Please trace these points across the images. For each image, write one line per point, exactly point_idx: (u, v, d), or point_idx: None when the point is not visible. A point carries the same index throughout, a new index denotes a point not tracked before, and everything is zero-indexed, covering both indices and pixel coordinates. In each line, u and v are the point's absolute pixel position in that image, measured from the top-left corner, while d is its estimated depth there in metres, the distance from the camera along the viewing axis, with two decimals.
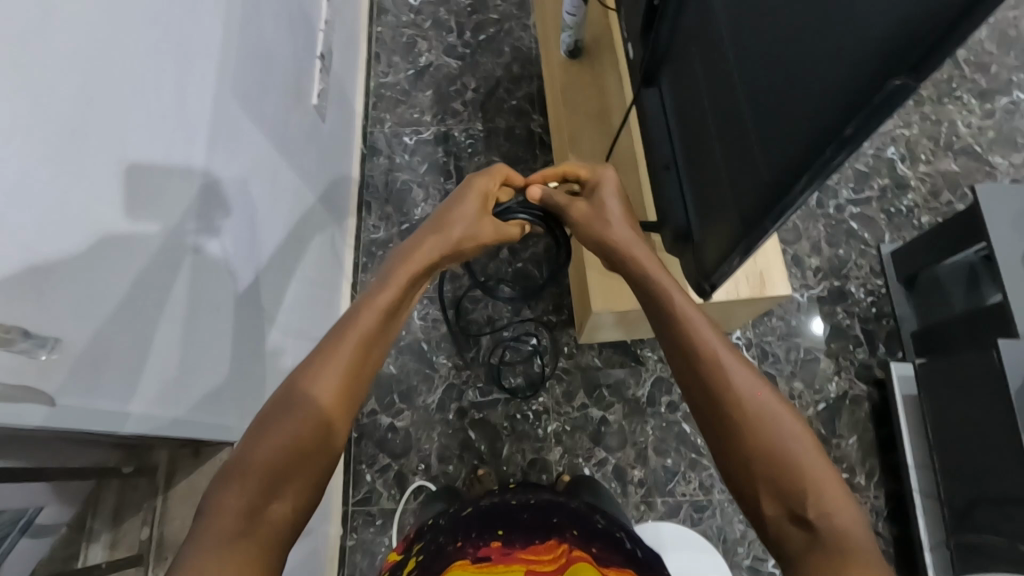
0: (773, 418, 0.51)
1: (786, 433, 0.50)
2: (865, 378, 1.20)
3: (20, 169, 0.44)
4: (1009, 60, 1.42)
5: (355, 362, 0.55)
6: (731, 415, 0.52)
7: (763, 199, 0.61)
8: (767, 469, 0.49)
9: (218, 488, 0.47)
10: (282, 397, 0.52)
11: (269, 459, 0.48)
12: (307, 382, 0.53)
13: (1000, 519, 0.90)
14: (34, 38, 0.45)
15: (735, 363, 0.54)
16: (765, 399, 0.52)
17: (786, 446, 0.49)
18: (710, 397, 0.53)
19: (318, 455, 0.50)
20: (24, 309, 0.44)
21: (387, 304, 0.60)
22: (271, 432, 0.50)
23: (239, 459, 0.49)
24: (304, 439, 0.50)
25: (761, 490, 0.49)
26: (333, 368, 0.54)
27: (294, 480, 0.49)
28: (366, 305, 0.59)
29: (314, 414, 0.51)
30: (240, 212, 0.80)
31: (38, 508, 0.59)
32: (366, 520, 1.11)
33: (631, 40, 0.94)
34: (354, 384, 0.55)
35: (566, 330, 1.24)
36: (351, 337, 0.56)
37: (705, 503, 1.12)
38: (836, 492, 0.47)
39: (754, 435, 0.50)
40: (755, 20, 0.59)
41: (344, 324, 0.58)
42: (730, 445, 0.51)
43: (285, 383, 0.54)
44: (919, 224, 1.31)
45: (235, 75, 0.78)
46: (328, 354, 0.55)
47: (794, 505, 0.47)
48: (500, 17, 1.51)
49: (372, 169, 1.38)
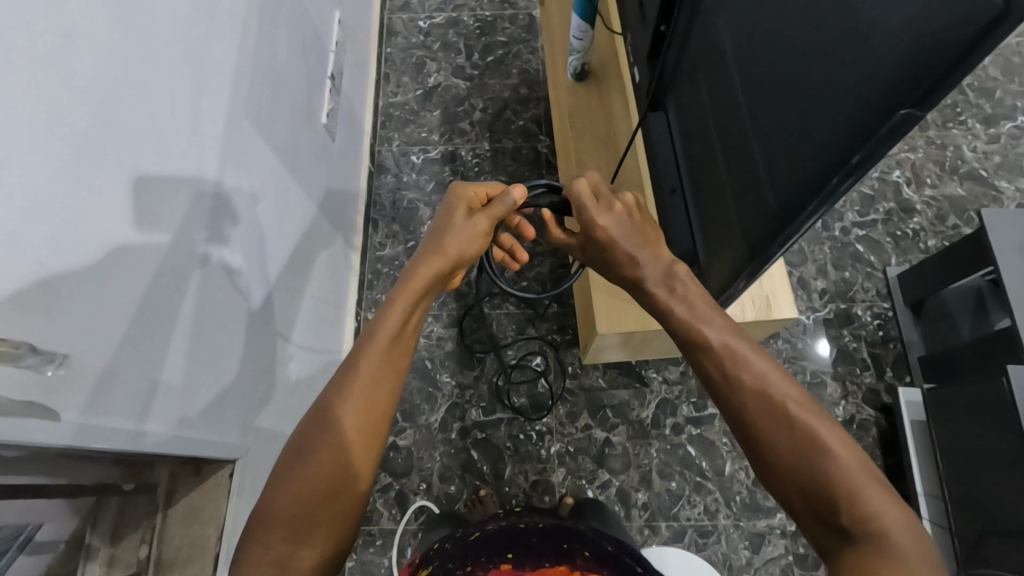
0: (813, 430, 0.49)
1: (824, 444, 0.48)
2: (872, 402, 1.19)
3: (33, 191, 0.44)
4: (1014, 86, 1.43)
5: (372, 392, 0.53)
6: (764, 433, 0.50)
7: (769, 224, 0.61)
8: (799, 484, 0.48)
9: (245, 544, 0.47)
10: (299, 440, 0.51)
11: (287, 509, 0.48)
12: (323, 422, 0.52)
13: (1010, 551, 0.88)
14: (49, 61, 0.46)
15: (767, 377, 0.51)
16: (797, 412, 0.49)
17: (829, 461, 0.47)
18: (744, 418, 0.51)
19: (344, 496, 0.50)
20: (35, 325, 0.45)
21: (392, 335, 0.56)
22: (288, 483, 0.49)
23: (262, 507, 0.49)
24: (320, 483, 0.49)
25: (793, 500, 0.49)
26: (348, 402, 0.52)
27: (319, 526, 0.49)
28: (366, 340, 0.56)
29: (329, 458, 0.50)
30: (251, 230, 0.81)
31: (37, 526, 0.61)
32: (366, 540, 1.10)
33: (638, 64, 0.95)
34: (373, 419, 0.53)
35: (571, 351, 1.24)
36: (361, 382, 0.53)
37: (709, 529, 1.10)
38: (877, 498, 0.46)
39: (785, 445, 0.49)
40: (760, 48, 0.60)
41: (351, 358, 0.55)
42: (753, 453, 0.51)
43: (301, 424, 0.52)
44: (926, 248, 1.30)
45: (248, 97, 0.79)
46: (343, 389, 0.53)
47: (829, 518, 0.47)
48: (508, 39, 1.54)
49: (379, 187, 1.39)
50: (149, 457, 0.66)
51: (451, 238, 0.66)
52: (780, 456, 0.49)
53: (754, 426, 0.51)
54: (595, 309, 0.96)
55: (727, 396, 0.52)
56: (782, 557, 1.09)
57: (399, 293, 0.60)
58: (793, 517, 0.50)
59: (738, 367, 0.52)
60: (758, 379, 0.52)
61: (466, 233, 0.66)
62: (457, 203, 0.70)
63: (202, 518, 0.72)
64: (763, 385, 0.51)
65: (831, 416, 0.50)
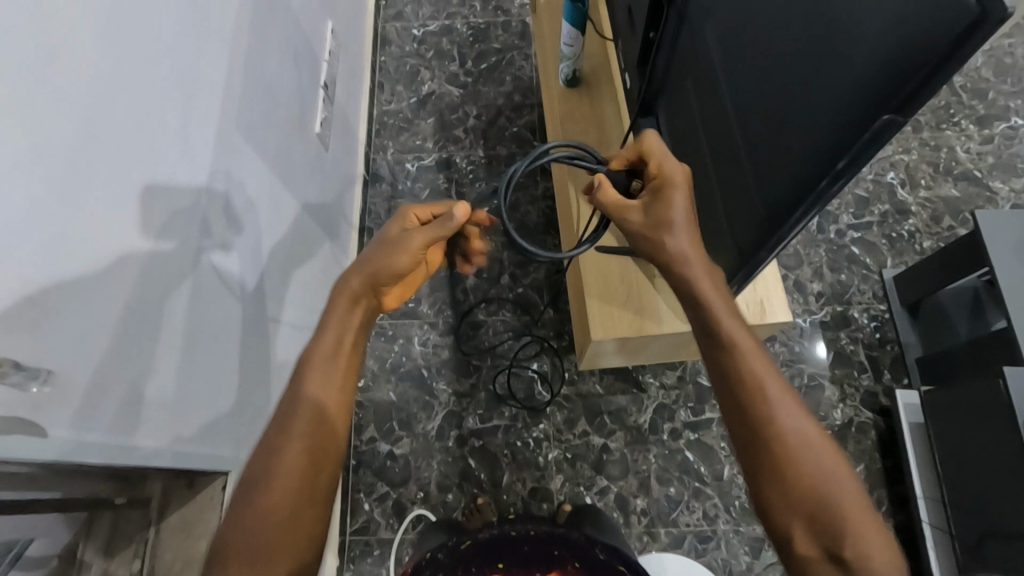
0: (822, 458, 0.49)
1: (835, 474, 0.49)
2: (870, 405, 1.19)
3: (21, 208, 0.44)
4: (1006, 86, 1.43)
5: (322, 405, 0.54)
6: (777, 451, 0.50)
7: (758, 227, 0.61)
8: (805, 507, 0.48)
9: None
10: (250, 474, 0.51)
11: (245, 539, 0.48)
12: (273, 452, 0.51)
13: (1011, 553, 0.87)
14: (40, 80, 0.46)
15: (787, 403, 0.51)
16: (815, 439, 0.50)
17: (832, 489, 0.48)
18: (754, 432, 0.51)
19: (303, 517, 0.50)
20: (22, 342, 0.45)
21: (333, 352, 0.57)
22: (246, 516, 0.49)
23: (220, 542, 0.48)
24: (277, 511, 0.49)
25: (793, 523, 0.49)
26: (301, 417, 0.53)
27: (281, 552, 0.49)
28: (305, 363, 0.56)
29: (281, 486, 0.50)
30: (243, 241, 0.80)
31: (29, 540, 0.60)
32: (364, 550, 1.09)
33: (628, 71, 0.95)
34: (321, 440, 0.53)
35: (567, 357, 1.23)
36: (306, 408, 0.53)
37: (709, 534, 1.10)
38: (876, 536, 0.47)
39: (801, 467, 0.49)
40: (744, 53, 0.60)
41: (293, 385, 0.55)
42: (761, 471, 0.50)
43: (250, 457, 0.52)
44: (921, 249, 1.30)
45: (238, 107, 0.79)
46: (288, 416, 0.53)
47: (826, 545, 0.47)
48: (502, 47, 1.54)
49: (374, 195, 1.39)
50: (142, 470, 0.66)
51: (388, 253, 0.63)
52: (789, 478, 0.49)
53: (766, 442, 0.50)
54: (590, 315, 0.96)
55: (759, 408, 0.51)
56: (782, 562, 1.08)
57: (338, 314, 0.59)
58: (779, 539, 0.50)
59: (766, 383, 0.52)
60: (773, 400, 0.51)
61: (397, 245, 0.63)
62: (397, 222, 0.68)
63: (195, 531, 0.72)
64: (777, 404, 0.51)
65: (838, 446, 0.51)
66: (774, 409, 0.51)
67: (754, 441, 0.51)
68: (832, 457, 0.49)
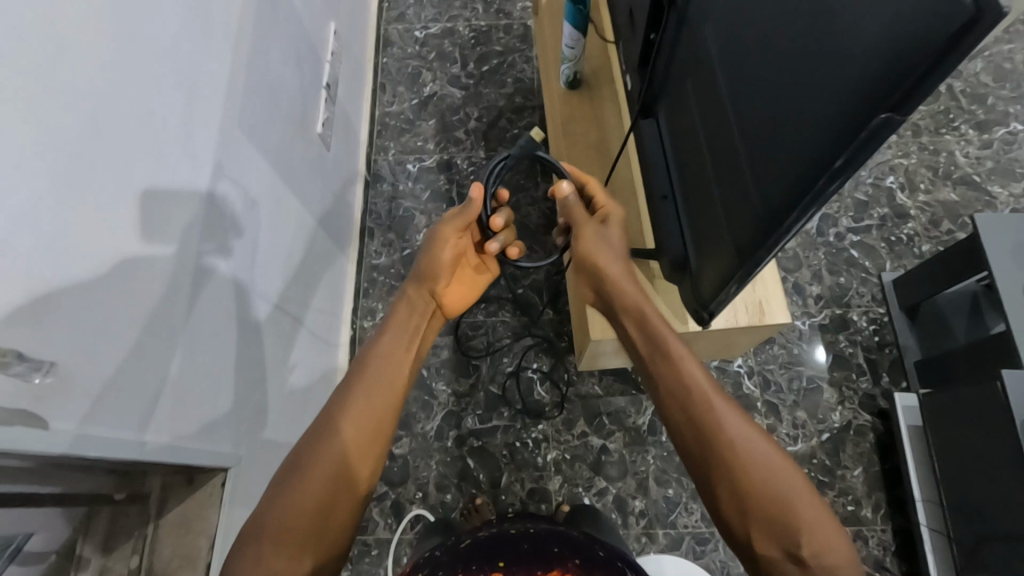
0: (774, 466, 0.54)
1: (786, 476, 0.53)
2: (869, 408, 1.19)
3: (24, 201, 0.44)
4: (1005, 91, 1.44)
5: (363, 415, 0.58)
6: (727, 460, 0.55)
7: (758, 227, 0.61)
8: (761, 511, 0.52)
9: (242, 552, 0.51)
10: (296, 456, 0.55)
11: (284, 516, 0.52)
12: (322, 435, 0.56)
13: (1009, 556, 0.87)
14: (43, 76, 0.46)
15: (733, 415, 0.57)
16: (768, 453, 0.54)
17: (784, 493, 0.53)
18: (703, 443, 0.57)
19: (338, 510, 0.54)
20: (23, 334, 0.45)
21: (385, 357, 0.63)
22: (289, 492, 0.53)
23: (259, 515, 0.52)
24: (318, 495, 0.53)
25: (752, 527, 0.53)
26: (344, 418, 0.57)
27: (312, 537, 0.52)
28: (360, 364, 0.62)
29: (326, 469, 0.55)
30: (244, 239, 0.81)
31: (27, 535, 0.60)
32: (361, 550, 1.09)
33: (629, 72, 0.96)
34: (371, 433, 0.58)
35: (567, 358, 1.23)
36: (357, 404, 0.59)
37: (707, 536, 1.10)
38: (830, 535, 0.51)
39: (750, 473, 0.54)
40: (744, 55, 0.60)
41: (346, 381, 0.61)
42: (715, 486, 0.55)
43: (302, 439, 0.57)
44: (920, 253, 1.31)
45: (241, 107, 0.79)
46: (341, 406, 0.58)
47: (789, 546, 0.51)
48: (503, 49, 1.55)
49: (375, 196, 1.40)
50: (140, 466, 0.66)
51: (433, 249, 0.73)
52: (740, 485, 0.54)
53: (716, 453, 0.56)
54: (590, 316, 0.96)
55: (707, 421, 0.57)
56: None
57: (393, 316, 0.68)
58: (746, 551, 0.54)
59: (713, 400, 0.58)
60: (722, 415, 0.57)
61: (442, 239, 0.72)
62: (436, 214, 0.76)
63: (195, 527, 0.72)
64: (720, 420, 0.57)
65: (787, 455, 0.55)
66: (723, 421, 0.56)
67: (702, 450, 0.57)
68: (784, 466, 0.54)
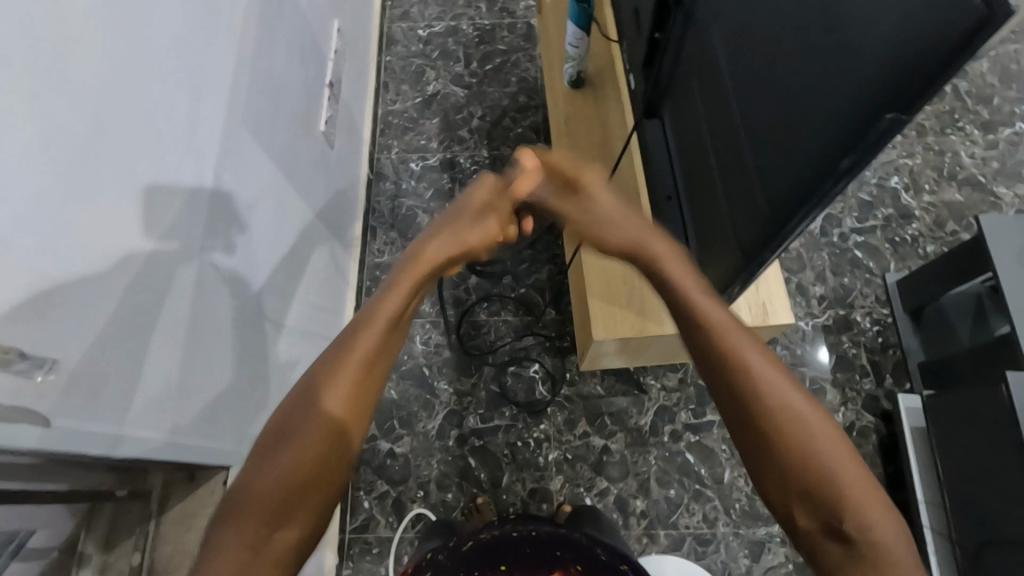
0: (817, 436, 0.49)
1: (828, 445, 0.48)
2: (872, 409, 1.18)
3: (28, 199, 0.44)
4: (1011, 92, 1.43)
5: (356, 382, 0.52)
6: (764, 427, 0.50)
7: (762, 228, 0.61)
8: (803, 484, 0.48)
9: (220, 527, 0.46)
10: (282, 424, 0.50)
11: (266, 489, 0.47)
12: (309, 403, 0.50)
13: (1013, 560, 0.86)
14: (48, 72, 0.46)
15: (775, 380, 0.51)
16: (810, 418, 0.49)
17: (829, 464, 0.48)
18: (740, 409, 0.51)
19: (328, 478, 0.49)
20: (27, 332, 0.45)
21: (387, 315, 0.56)
22: (274, 463, 0.48)
23: (241, 490, 0.47)
24: (307, 467, 0.48)
25: (791, 498, 0.48)
26: (335, 384, 0.51)
27: (302, 508, 0.48)
28: (361, 320, 0.55)
29: (316, 438, 0.49)
30: (247, 236, 0.81)
31: (29, 532, 0.59)
32: (362, 549, 1.09)
33: (633, 71, 0.96)
34: (364, 397, 0.52)
35: (569, 358, 1.23)
36: (348, 365, 0.52)
37: (709, 537, 1.09)
38: (877, 510, 0.46)
39: (793, 443, 0.49)
40: (750, 55, 0.60)
41: (341, 339, 0.54)
42: (756, 458, 0.50)
43: (288, 404, 0.51)
44: (924, 254, 1.30)
45: (245, 104, 0.79)
46: (331, 369, 0.52)
47: (829, 521, 0.47)
48: (507, 48, 1.55)
49: (378, 194, 1.40)
50: (142, 463, 0.66)
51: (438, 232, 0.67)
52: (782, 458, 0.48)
53: (755, 421, 0.50)
54: (593, 316, 0.96)
55: (745, 385, 0.51)
56: (781, 566, 1.08)
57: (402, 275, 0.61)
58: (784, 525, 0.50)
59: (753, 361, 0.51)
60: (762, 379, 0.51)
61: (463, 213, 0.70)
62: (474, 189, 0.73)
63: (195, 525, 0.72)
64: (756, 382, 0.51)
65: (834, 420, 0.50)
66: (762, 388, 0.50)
67: (737, 413, 0.51)
68: (828, 435, 0.49)
